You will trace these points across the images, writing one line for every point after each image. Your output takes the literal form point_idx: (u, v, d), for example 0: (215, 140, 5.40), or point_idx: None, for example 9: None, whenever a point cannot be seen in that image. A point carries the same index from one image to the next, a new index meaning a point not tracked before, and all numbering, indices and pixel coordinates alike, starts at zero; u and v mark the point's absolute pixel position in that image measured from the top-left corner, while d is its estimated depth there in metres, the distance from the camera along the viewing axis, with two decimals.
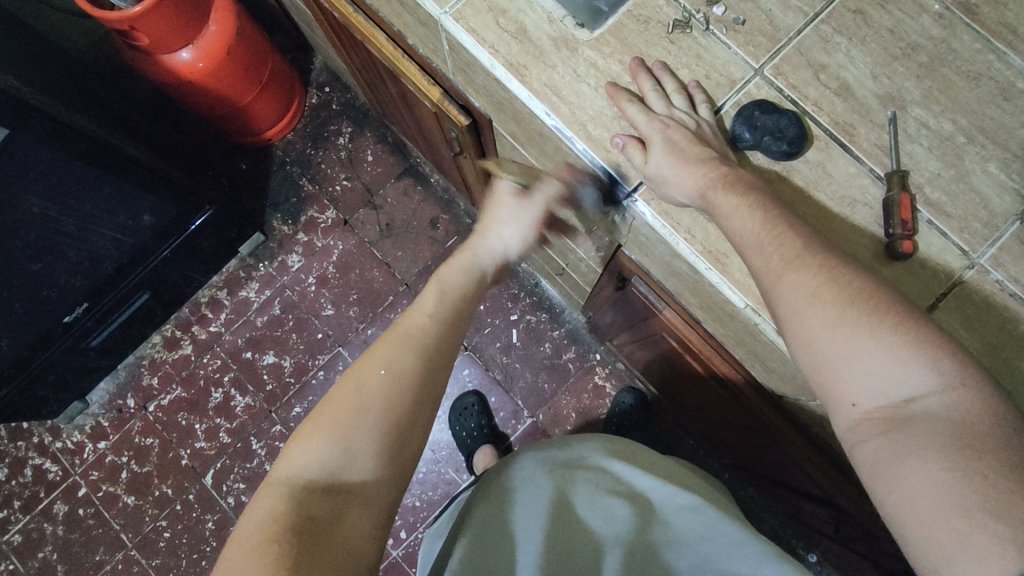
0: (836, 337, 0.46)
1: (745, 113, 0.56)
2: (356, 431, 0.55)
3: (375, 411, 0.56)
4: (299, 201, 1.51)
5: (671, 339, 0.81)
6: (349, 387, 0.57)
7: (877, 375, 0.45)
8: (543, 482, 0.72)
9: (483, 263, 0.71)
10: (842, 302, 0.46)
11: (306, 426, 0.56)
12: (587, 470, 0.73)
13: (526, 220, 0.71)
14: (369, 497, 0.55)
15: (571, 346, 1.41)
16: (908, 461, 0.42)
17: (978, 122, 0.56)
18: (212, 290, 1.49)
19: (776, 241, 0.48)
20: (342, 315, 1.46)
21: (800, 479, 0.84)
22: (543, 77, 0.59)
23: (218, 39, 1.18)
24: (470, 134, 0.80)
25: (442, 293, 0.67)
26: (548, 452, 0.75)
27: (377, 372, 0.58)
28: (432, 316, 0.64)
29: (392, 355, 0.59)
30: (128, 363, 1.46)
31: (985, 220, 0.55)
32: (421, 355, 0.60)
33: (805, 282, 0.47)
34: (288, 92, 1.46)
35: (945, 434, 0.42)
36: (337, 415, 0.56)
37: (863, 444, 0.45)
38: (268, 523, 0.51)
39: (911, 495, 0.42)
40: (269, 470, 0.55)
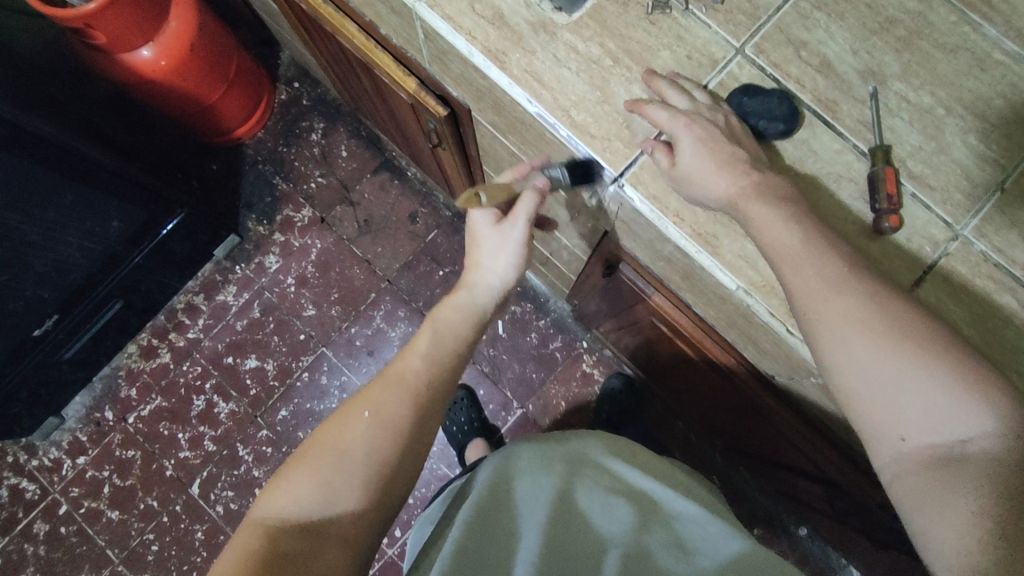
0: (884, 365, 0.47)
1: (734, 100, 0.55)
2: (338, 471, 0.56)
3: (359, 452, 0.57)
4: (273, 200, 1.48)
5: (660, 323, 0.81)
6: (333, 428, 0.58)
7: (925, 408, 0.46)
8: (544, 478, 0.70)
9: (479, 298, 0.70)
10: (888, 331, 0.47)
11: (291, 468, 0.57)
12: (586, 467, 0.73)
13: (514, 246, 0.69)
14: (346, 538, 0.55)
15: (557, 335, 1.41)
16: (955, 494, 0.44)
17: (957, 93, 0.57)
18: (188, 296, 1.45)
19: (818, 262, 0.49)
20: (323, 315, 1.44)
21: (792, 454, 0.85)
22: (523, 63, 0.58)
23: (180, 35, 1.14)
24: (448, 125, 0.79)
25: (437, 332, 0.66)
26: (547, 447, 0.74)
27: (362, 415, 0.59)
28: (426, 358, 0.64)
29: (379, 395, 0.60)
30: (104, 375, 1.42)
31: (967, 191, 0.55)
32: (411, 398, 0.61)
33: (854, 311, 0.48)
34: (256, 89, 1.42)
35: (994, 476, 0.43)
36: (320, 456, 0.57)
37: (907, 475, 0.47)
38: (241, 556, 0.50)
39: (956, 528, 0.43)
40: (248, 511, 0.55)
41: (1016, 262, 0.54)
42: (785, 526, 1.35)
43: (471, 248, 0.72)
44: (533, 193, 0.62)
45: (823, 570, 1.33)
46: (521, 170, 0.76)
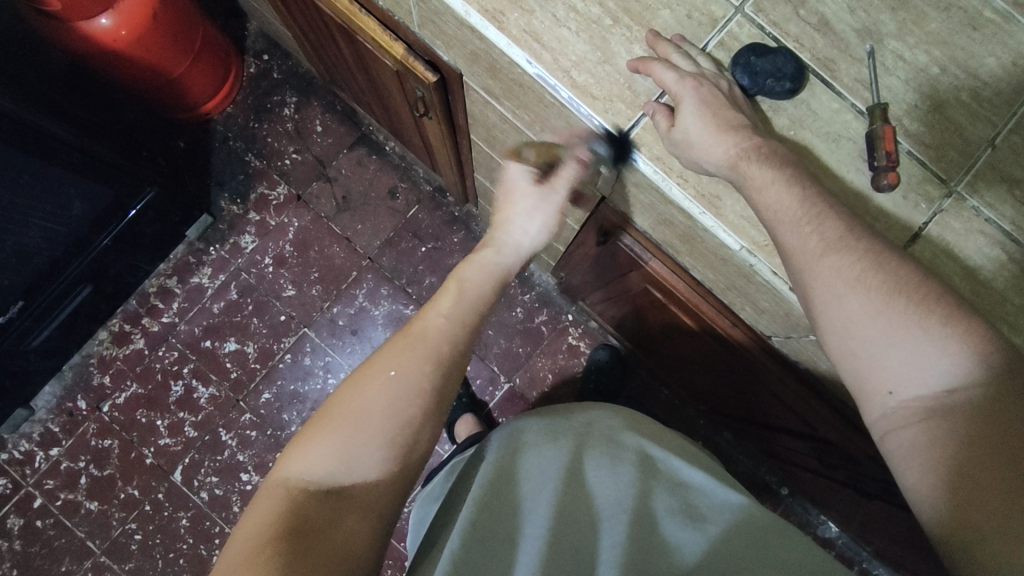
0: (877, 323, 0.49)
1: (742, 60, 0.55)
2: (360, 436, 0.56)
3: (382, 414, 0.57)
4: (246, 177, 1.43)
5: (653, 290, 0.81)
6: (355, 390, 0.58)
7: (914, 363, 0.48)
8: (552, 451, 0.72)
9: (504, 260, 0.68)
10: (884, 289, 0.48)
11: (312, 429, 0.57)
12: (593, 438, 0.73)
13: (550, 209, 0.67)
14: (368, 504, 0.54)
15: (543, 309, 1.41)
16: (943, 447, 0.46)
17: (950, 52, 0.57)
18: (161, 279, 1.40)
19: (816, 222, 0.49)
20: (304, 295, 1.40)
21: (784, 415, 0.87)
22: (522, 23, 0.56)
23: (140, 3, 1.08)
24: (438, 92, 0.77)
25: (461, 289, 0.66)
26: (554, 421, 0.75)
27: (385, 374, 0.58)
28: (448, 316, 0.64)
29: (400, 358, 0.60)
30: (75, 364, 1.36)
31: (960, 148, 0.56)
32: (434, 363, 0.60)
33: (851, 270, 0.49)
34: (223, 61, 1.36)
35: (988, 426, 0.45)
36: (341, 419, 0.57)
37: (897, 431, 0.48)
38: (262, 521, 0.50)
39: (947, 482, 0.45)
40: (270, 473, 0.55)
41: (1006, 217, 0.56)
42: (767, 486, 1.40)
43: (503, 203, 0.69)
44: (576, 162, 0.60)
45: (803, 526, 1.38)
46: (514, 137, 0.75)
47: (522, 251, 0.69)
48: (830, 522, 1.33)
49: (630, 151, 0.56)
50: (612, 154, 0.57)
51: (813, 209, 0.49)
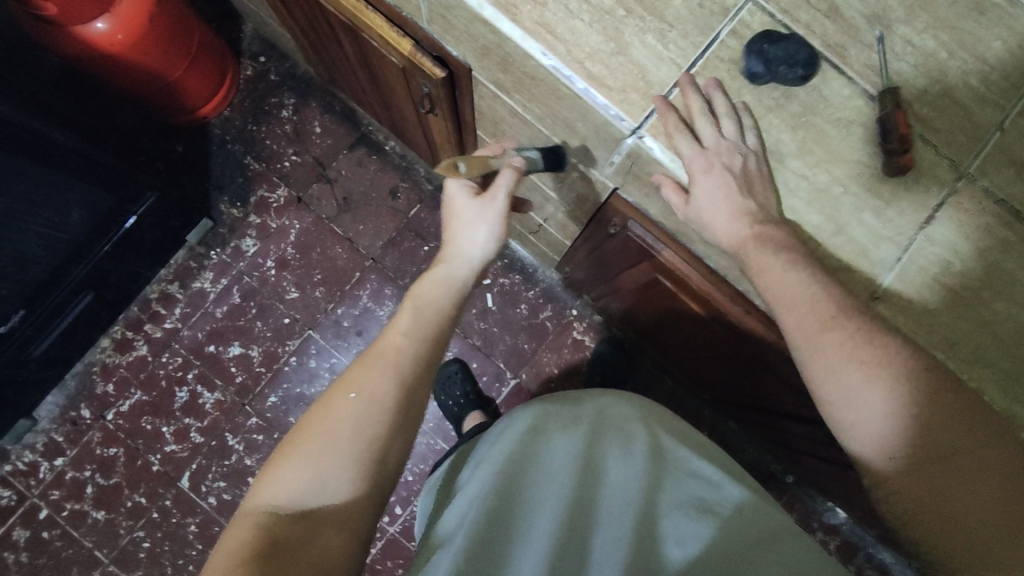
0: (820, 353, 0.54)
1: (755, 48, 0.55)
2: (328, 457, 0.56)
3: (345, 436, 0.57)
4: (245, 180, 1.42)
5: (665, 280, 0.82)
6: (318, 414, 0.58)
7: (851, 393, 0.53)
8: (564, 439, 0.72)
9: (457, 272, 0.72)
10: (878, 367, 0.52)
11: (278, 459, 0.56)
12: (607, 429, 0.73)
13: (493, 217, 0.72)
14: (340, 523, 0.55)
15: (547, 305, 1.41)
16: (951, 502, 0.50)
17: (958, 36, 0.57)
18: (162, 284, 1.39)
19: (811, 304, 0.54)
20: (308, 297, 1.40)
21: (794, 402, 0.88)
22: (535, 15, 0.57)
23: (137, 6, 1.07)
24: (446, 88, 0.77)
25: (418, 308, 0.68)
26: (567, 410, 0.77)
27: (346, 396, 0.59)
28: (406, 334, 0.65)
29: (363, 376, 0.60)
30: (77, 373, 1.35)
31: (970, 131, 0.57)
32: (397, 378, 0.61)
33: (841, 343, 0.53)
34: (220, 64, 1.35)
35: (927, 439, 0.51)
36: (307, 443, 0.57)
37: (861, 449, 0.54)
38: (235, 551, 0.49)
39: (918, 490, 0.51)
40: (240, 504, 0.54)
41: (1017, 198, 0.56)
42: (773, 475, 1.41)
43: (449, 222, 0.74)
44: (511, 170, 0.70)
45: (810, 514, 1.39)
46: (525, 131, 0.75)
47: (474, 260, 0.73)
48: (837, 509, 1.34)
49: (559, 157, 0.71)
50: (544, 160, 0.72)
51: (815, 286, 0.55)
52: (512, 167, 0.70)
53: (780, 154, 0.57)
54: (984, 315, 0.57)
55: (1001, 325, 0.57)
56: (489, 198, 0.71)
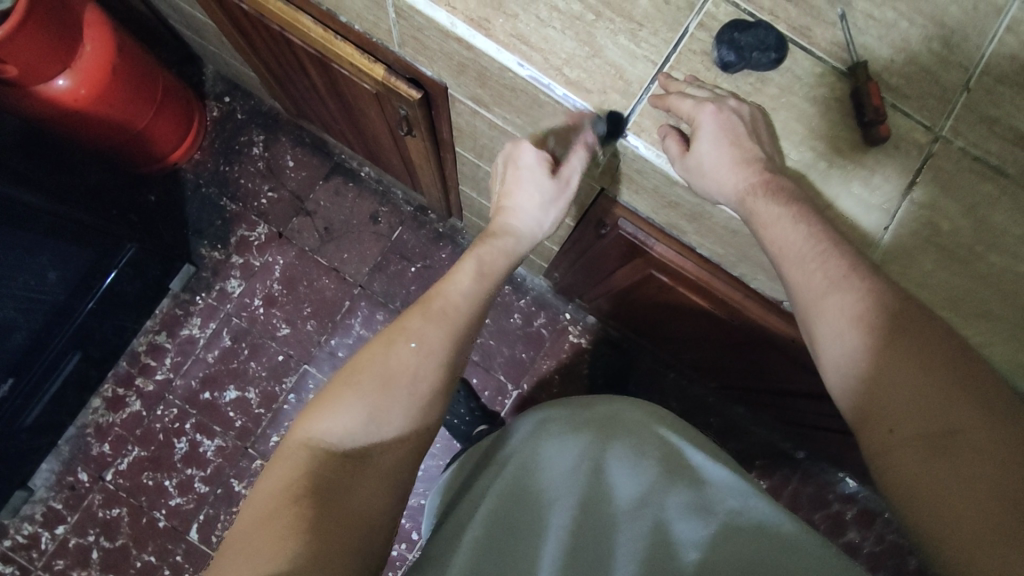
0: (819, 294, 0.54)
1: (726, 38, 0.56)
2: (380, 402, 0.56)
3: (398, 384, 0.57)
4: (223, 222, 1.41)
5: (660, 274, 0.83)
6: (376, 357, 0.58)
7: (834, 335, 0.53)
8: (570, 441, 0.71)
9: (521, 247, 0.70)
10: (870, 320, 0.51)
11: (331, 395, 0.56)
12: (616, 433, 0.72)
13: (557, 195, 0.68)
14: (385, 470, 0.54)
15: (540, 312, 1.41)
16: (942, 482, 0.45)
17: (915, 5, 0.60)
18: (149, 336, 1.37)
19: (821, 259, 0.54)
20: (299, 331, 1.38)
21: (799, 378, 0.89)
22: (507, 27, 0.57)
23: (97, 59, 1.06)
24: (422, 109, 0.77)
25: (480, 271, 0.66)
26: (577, 411, 0.73)
27: (407, 343, 0.58)
28: (469, 294, 0.64)
29: (423, 326, 0.60)
30: (71, 437, 1.31)
31: (939, 95, 0.59)
32: (448, 331, 0.61)
33: (849, 303, 0.52)
34: (186, 109, 1.34)
35: (924, 400, 0.47)
36: (364, 384, 0.56)
37: (859, 399, 0.51)
38: (283, 478, 0.50)
39: (909, 456, 0.47)
40: (290, 430, 0.55)
41: (992, 153, 0.58)
42: (782, 452, 1.41)
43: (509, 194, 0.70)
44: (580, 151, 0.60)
45: (824, 487, 1.40)
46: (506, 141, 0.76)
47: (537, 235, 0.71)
48: (849, 478, 1.35)
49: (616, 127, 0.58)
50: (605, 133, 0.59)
51: (812, 240, 0.54)
52: (584, 144, 0.60)
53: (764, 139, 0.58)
54: (975, 270, 0.58)
55: (997, 279, 0.58)
56: (563, 181, 0.66)
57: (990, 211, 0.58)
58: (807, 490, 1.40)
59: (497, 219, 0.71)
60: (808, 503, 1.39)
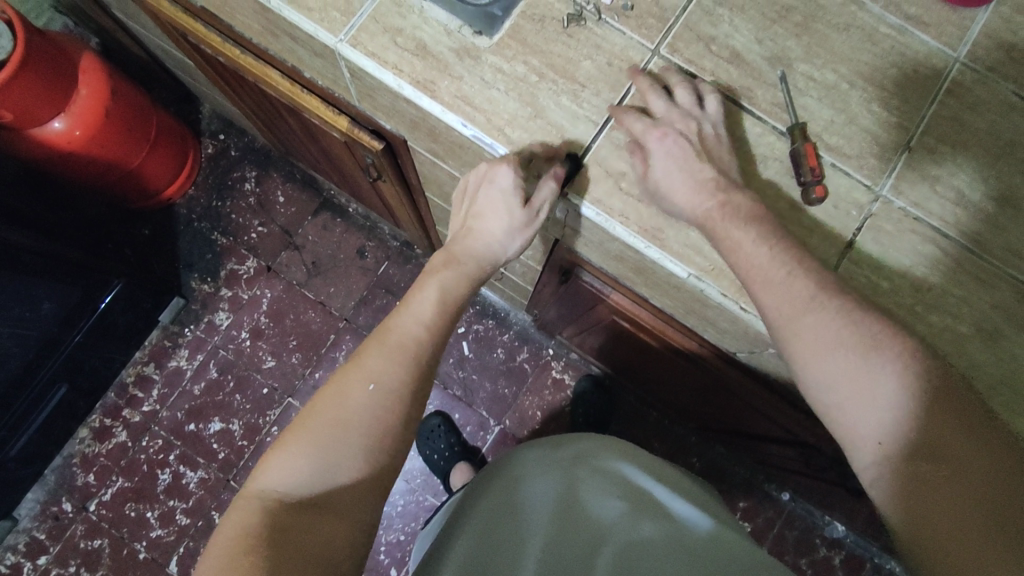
0: (793, 316, 0.50)
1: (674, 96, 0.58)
2: (339, 448, 0.53)
3: (359, 426, 0.54)
4: (214, 256, 1.44)
5: (622, 320, 0.83)
6: (331, 400, 0.55)
7: (815, 359, 0.49)
8: (543, 482, 0.70)
9: (481, 267, 0.64)
10: (848, 343, 0.48)
11: (285, 443, 0.53)
12: (585, 471, 0.71)
13: (523, 229, 0.61)
14: (347, 513, 0.52)
15: (523, 347, 1.42)
16: (932, 503, 0.44)
17: (854, 68, 0.62)
18: (138, 367, 1.39)
19: (787, 281, 0.51)
20: (285, 364, 1.40)
21: (765, 425, 0.88)
22: (453, 89, 0.59)
23: (92, 102, 1.10)
24: (386, 158, 0.79)
25: (443, 302, 0.62)
26: (551, 452, 0.74)
27: (365, 385, 0.55)
28: (428, 327, 0.60)
29: (380, 363, 0.57)
30: (57, 467, 1.33)
31: (879, 155, 0.60)
32: (412, 367, 0.58)
33: (832, 328, 0.49)
34: (180, 147, 1.38)
35: (912, 419, 0.46)
36: (318, 428, 0.54)
37: (846, 425, 0.49)
38: (235, 536, 0.47)
39: (899, 476, 0.46)
40: (245, 482, 0.52)
41: (933, 213, 0.59)
42: (767, 494, 1.39)
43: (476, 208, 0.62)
44: (551, 179, 0.56)
45: (810, 530, 1.37)
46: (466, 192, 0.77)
47: (491, 260, 0.64)
48: (836, 522, 1.33)
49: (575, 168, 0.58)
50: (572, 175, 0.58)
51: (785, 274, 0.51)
52: (553, 177, 0.56)
53: None
54: (918, 330, 0.58)
55: (942, 339, 0.58)
56: (532, 212, 0.59)
57: (931, 270, 0.59)
58: (792, 532, 1.37)
59: (460, 241, 0.64)
60: (794, 547, 1.37)
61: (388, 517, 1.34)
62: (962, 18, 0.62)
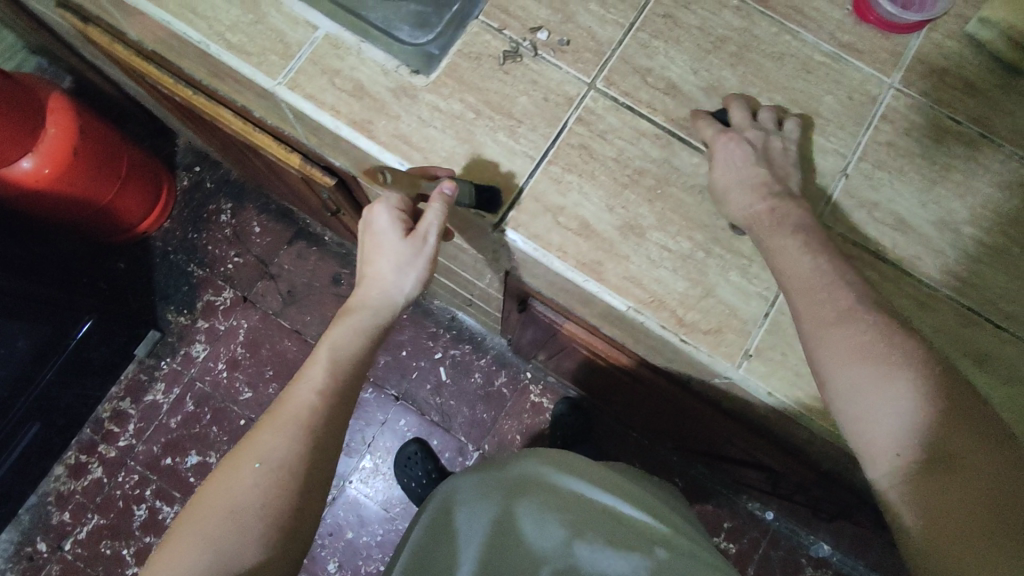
0: (819, 322, 0.48)
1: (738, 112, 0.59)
2: (229, 537, 0.50)
3: (248, 510, 0.52)
4: (190, 287, 1.44)
5: (581, 348, 0.83)
6: (221, 486, 0.53)
7: (837, 363, 0.46)
8: (480, 505, 0.70)
9: (379, 315, 0.62)
10: (876, 349, 0.45)
11: (173, 539, 0.51)
12: (522, 491, 0.70)
13: (418, 261, 0.61)
14: None
15: (500, 371, 1.41)
16: (946, 519, 0.41)
17: (790, 96, 0.62)
18: (114, 402, 1.38)
19: (829, 290, 0.48)
20: (261, 395, 1.40)
21: (731, 448, 0.87)
22: (390, 128, 0.60)
23: (60, 140, 1.10)
24: (341, 193, 0.80)
25: (334, 363, 0.59)
26: (489, 475, 0.74)
27: (251, 465, 0.53)
28: (321, 391, 0.57)
29: (266, 440, 0.54)
30: (31, 505, 1.32)
31: (817, 181, 0.60)
32: (302, 436, 0.55)
33: (857, 328, 0.46)
34: (153, 181, 1.38)
35: (935, 431, 0.42)
36: (207, 521, 0.51)
37: (867, 438, 0.45)
38: None
39: (918, 494, 0.42)
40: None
41: (872, 238, 0.59)
42: (751, 514, 1.37)
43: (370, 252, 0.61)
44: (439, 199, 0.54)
45: (796, 549, 1.35)
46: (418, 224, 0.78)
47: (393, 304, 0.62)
48: (821, 540, 1.31)
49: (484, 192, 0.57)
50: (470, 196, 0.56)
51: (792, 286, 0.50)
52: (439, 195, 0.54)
53: (641, 228, 0.58)
54: None
55: None
56: (420, 240, 0.59)
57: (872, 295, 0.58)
58: (778, 552, 1.36)
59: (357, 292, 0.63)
60: (779, 568, 1.34)
61: (367, 548, 1.33)
62: (895, 45, 0.63)
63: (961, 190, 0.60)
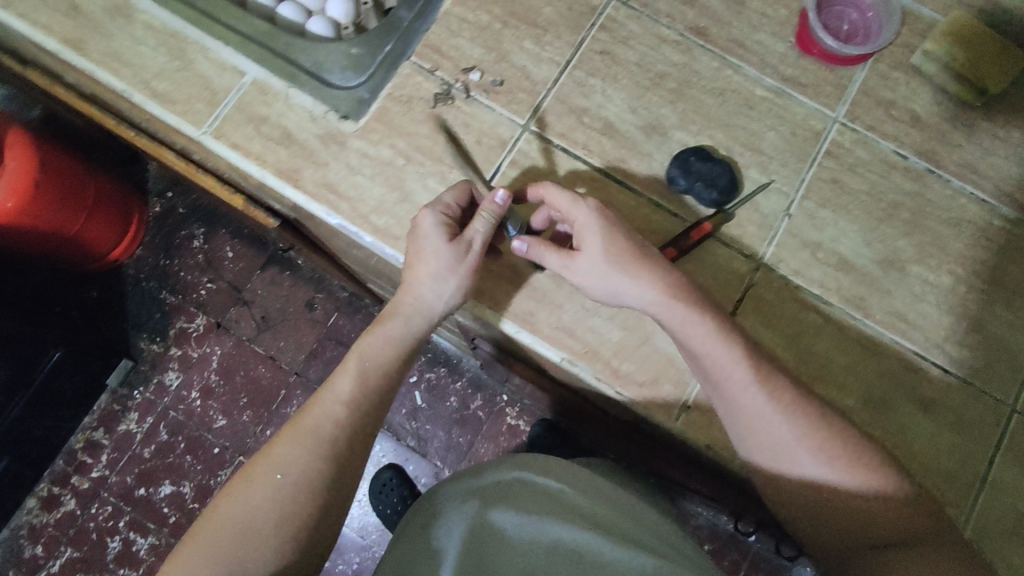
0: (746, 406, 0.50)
1: (682, 159, 0.58)
2: (243, 553, 0.48)
3: (267, 523, 0.49)
4: (162, 315, 1.43)
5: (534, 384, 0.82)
6: (239, 497, 0.50)
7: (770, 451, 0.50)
8: (455, 517, 0.57)
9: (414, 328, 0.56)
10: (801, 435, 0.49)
11: (186, 551, 0.48)
12: (506, 502, 0.57)
13: (464, 269, 0.54)
14: None
15: (476, 394, 1.40)
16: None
17: (731, 133, 0.60)
18: (86, 433, 1.37)
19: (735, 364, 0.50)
20: (235, 422, 1.38)
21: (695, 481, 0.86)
22: (318, 177, 0.58)
23: (22, 173, 1.10)
24: (288, 232, 0.79)
25: (364, 375, 0.55)
26: (471, 479, 0.61)
27: (271, 476, 0.51)
28: (348, 406, 0.54)
29: (287, 450, 0.52)
30: (4, 539, 1.31)
31: (759, 222, 0.59)
32: (323, 453, 0.52)
33: (793, 432, 0.49)
34: (123, 210, 1.37)
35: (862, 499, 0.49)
36: (223, 535, 0.49)
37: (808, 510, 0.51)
38: None
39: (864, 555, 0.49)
40: None
41: (814, 281, 0.57)
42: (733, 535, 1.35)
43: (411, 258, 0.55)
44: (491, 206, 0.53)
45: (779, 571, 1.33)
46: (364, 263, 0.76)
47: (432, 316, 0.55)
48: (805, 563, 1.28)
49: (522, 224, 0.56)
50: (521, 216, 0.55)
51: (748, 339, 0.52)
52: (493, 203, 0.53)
53: None
54: None
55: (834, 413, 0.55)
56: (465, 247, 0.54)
57: (814, 339, 0.57)
58: None
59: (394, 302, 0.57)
60: None
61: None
62: (840, 77, 0.62)
63: (908, 228, 0.58)
